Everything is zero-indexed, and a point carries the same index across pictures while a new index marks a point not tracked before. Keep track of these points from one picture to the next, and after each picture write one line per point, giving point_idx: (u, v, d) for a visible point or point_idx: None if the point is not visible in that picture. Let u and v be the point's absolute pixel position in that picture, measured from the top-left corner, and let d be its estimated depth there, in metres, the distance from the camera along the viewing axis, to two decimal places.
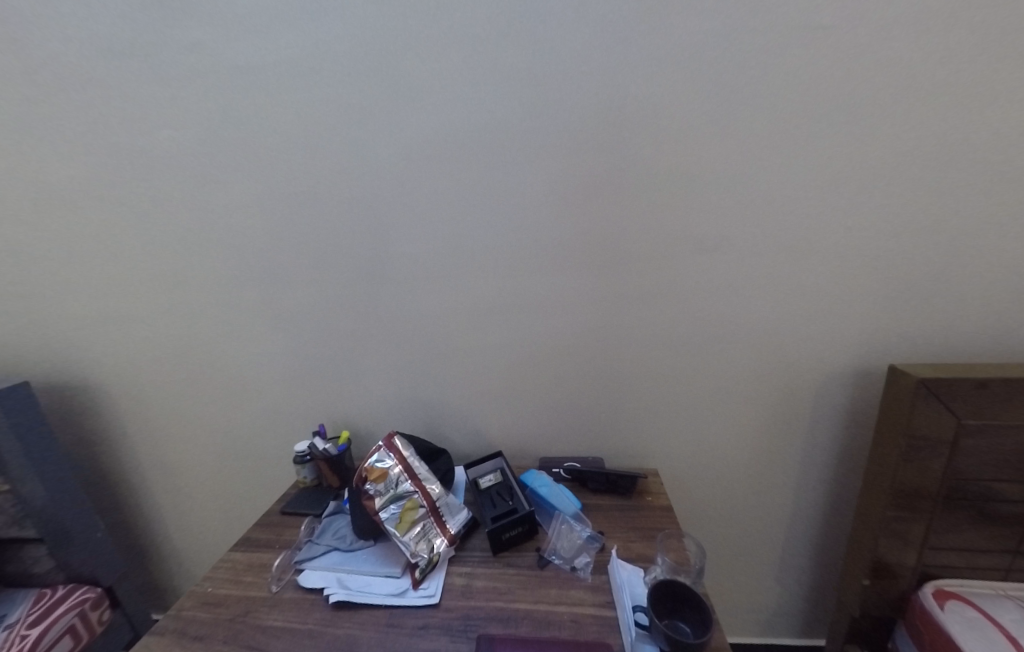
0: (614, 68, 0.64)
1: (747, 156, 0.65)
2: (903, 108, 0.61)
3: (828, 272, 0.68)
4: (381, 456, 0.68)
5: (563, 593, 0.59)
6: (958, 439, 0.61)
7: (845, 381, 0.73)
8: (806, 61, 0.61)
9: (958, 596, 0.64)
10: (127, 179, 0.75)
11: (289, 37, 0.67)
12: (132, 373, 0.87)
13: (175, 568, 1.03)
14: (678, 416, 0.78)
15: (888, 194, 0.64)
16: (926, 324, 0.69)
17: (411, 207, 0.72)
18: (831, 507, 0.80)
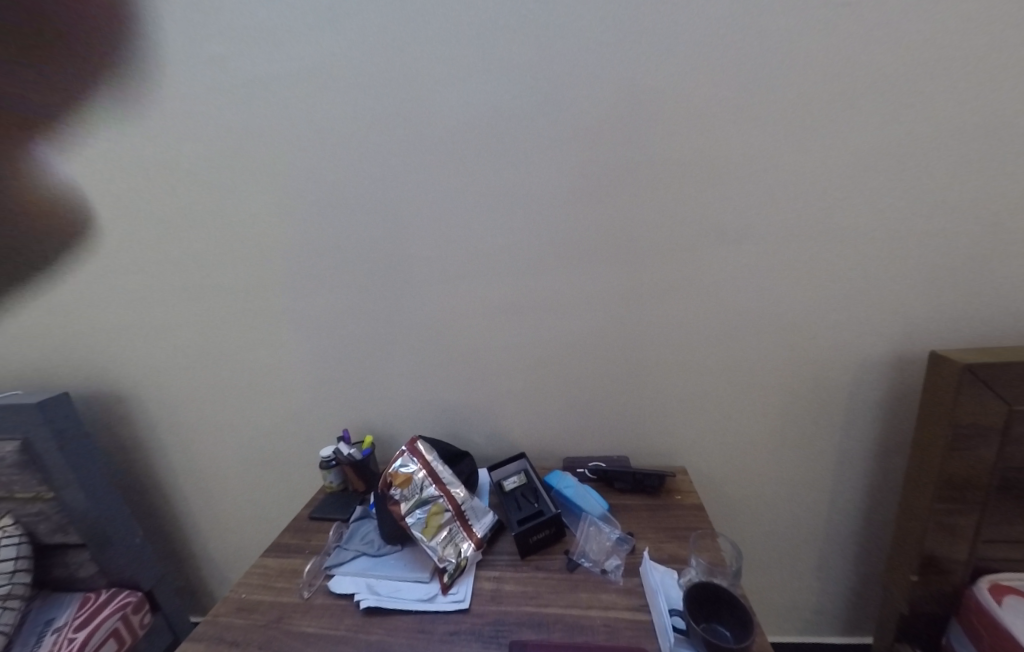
0: (636, 52, 0.60)
1: (777, 137, 0.61)
2: (953, 76, 0.56)
3: (867, 255, 0.64)
4: (404, 461, 0.67)
5: (596, 597, 0.57)
6: (1009, 426, 0.57)
7: (886, 369, 0.69)
8: (841, 32, 0.57)
9: (1015, 591, 0.60)
10: (145, 193, 0.76)
11: (301, 42, 0.65)
12: (161, 383, 0.88)
13: (211, 571, 1.05)
14: (707, 410, 0.75)
15: (930, 169, 0.60)
16: (974, 308, 0.64)
17: (426, 210, 0.71)
18: (873, 499, 0.76)
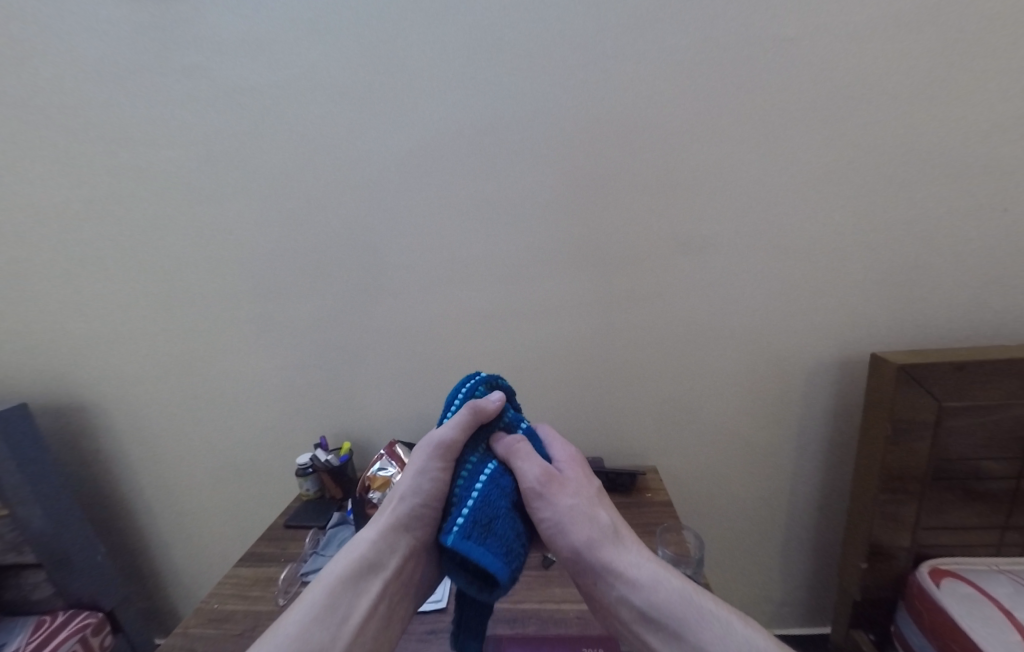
0: (602, 77, 0.65)
1: (731, 156, 0.66)
2: (885, 105, 0.63)
3: (815, 266, 0.69)
4: (383, 465, 0.73)
5: (568, 591, 0.60)
6: (940, 420, 0.63)
7: (834, 371, 0.74)
8: (784, 64, 0.62)
9: (953, 574, 0.65)
10: (120, 201, 0.76)
11: (283, 58, 0.68)
12: (132, 392, 0.87)
13: (181, 587, 1.03)
14: (674, 411, 0.79)
15: (867, 186, 0.66)
16: (909, 313, 0.70)
17: (405, 220, 0.73)
18: (827, 494, 0.81)
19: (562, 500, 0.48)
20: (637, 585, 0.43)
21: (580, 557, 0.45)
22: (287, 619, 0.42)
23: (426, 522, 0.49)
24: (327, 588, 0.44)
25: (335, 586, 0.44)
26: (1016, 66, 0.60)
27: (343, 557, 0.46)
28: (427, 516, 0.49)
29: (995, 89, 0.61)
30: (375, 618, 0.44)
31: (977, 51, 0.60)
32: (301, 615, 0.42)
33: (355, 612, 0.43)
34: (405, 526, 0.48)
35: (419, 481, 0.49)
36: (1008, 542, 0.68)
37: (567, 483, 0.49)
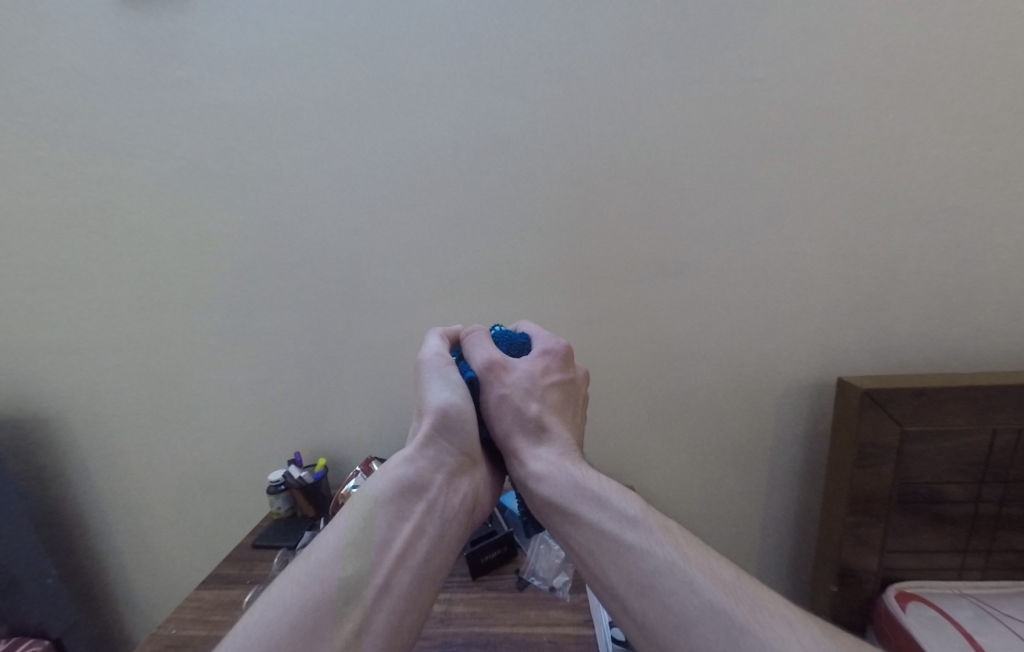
0: (586, 108, 0.68)
1: (706, 187, 0.69)
2: (847, 144, 0.67)
3: (785, 293, 0.72)
4: (358, 482, 0.72)
5: (542, 614, 0.59)
6: (903, 444, 0.65)
7: (805, 395, 0.76)
8: (755, 103, 0.66)
9: (918, 598, 0.67)
10: (101, 209, 0.75)
11: (272, 76, 0.70)
12: (97, 404, 0.84)
13: (138, 611, 0.98)
14: (651, 432, 0.80)
15: (832, 220, 0.69)
16: (875, 340, 0.73)
17: (390, 237, 0.74)
18: (800, 516, 0.82)
19: (498, 390, 0.51)
20: (534, 470, 0.47)
21: (503, 439, 0.51)
22: (318, 547, 0.43)
23: (455, 441, 0.48)
24: (362, 508, 0.45)
25: (369, 506, 0.45)
26: (964, 114, 0.65)
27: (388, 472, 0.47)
28: (458, 429, 0.48)
29: (946, 135, 0.65)
30: (416, 545, 0.43)
31: (928, 101, 0.65)
32: (334, 541, 0.43)
33: (392, 537, 0.43)
34: (434, 443, 0.48)
35: (443, 389, 0.49)
36: (969, 566, 0.69)
37: (506, 375, 0.51)
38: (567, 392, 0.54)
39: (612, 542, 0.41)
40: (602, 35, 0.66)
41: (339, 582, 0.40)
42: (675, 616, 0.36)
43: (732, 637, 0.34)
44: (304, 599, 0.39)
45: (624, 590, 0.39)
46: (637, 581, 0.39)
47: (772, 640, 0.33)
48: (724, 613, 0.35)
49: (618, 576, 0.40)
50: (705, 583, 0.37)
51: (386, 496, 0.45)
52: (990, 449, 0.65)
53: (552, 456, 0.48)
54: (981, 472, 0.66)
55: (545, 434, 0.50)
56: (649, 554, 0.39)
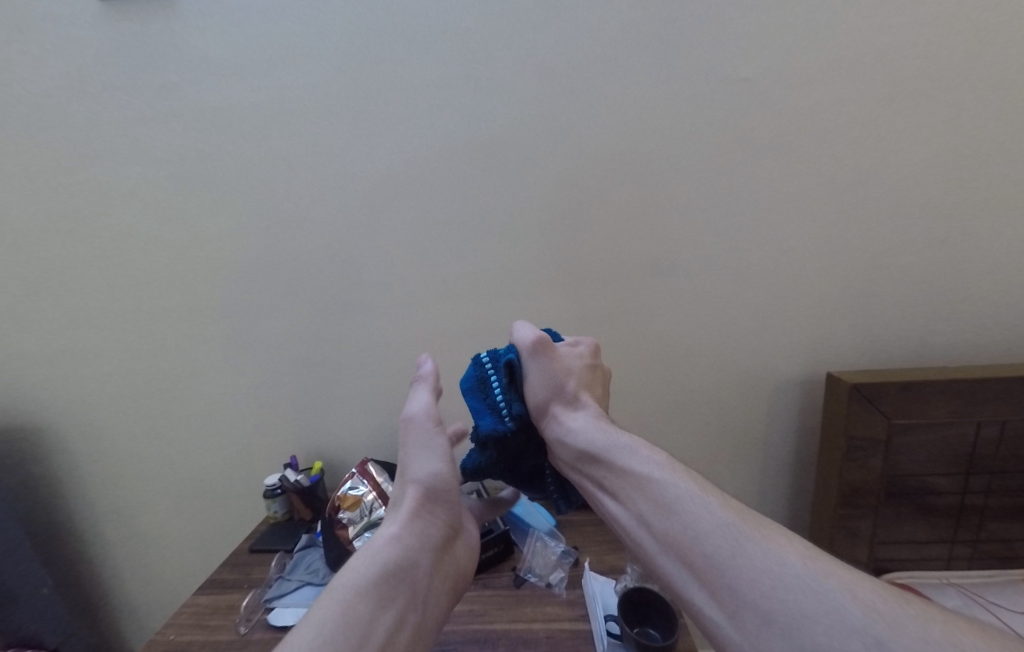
0: (573, 109, 0.69)
1: (693, 186, 0.70)
2: (829, 143, 0.68)
3: (773, 291, 0.74)
4: (354, 483, 0.72)
5: (539, 610, 0.59)
6: (891, 437, 0.66)
7: (795, 390, 0.77)
8: (738, 103, 0.67)
9: (908, 587, 0.68)
10: (91, 215, 0.75)
11: (260, 81, 0.70)
12: (90, 411, 0.84)
13: (135, 619, 0.98)
14: (645, 429, 0.81)
15: (817, 218, 0.71)
16: (862, 335, 0.75)
17: (381, 240, 0.74)
18: (792, 510, 0.83)
19: (540, 366, 0.53)
20: (571, 427, 0.50)
21: (541, 407, 0.52)
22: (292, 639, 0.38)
23: (439, 511, 0.50)
24: (341, 596, 0.41)
25: (351, 593, 0.41)
26: (944, 110, 0.66)
27: (365, 558, 0.44)
28: (440, 501, 0.50)
29: (925, 132, 0.67)
30: (400, 633, 0.41)
31: (908, 99, 0.66)
32: (311, 633, 0.38)
33: (377, 630, 0.40)
34: (417, 518, 0.48)
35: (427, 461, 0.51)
36: (956, 556, 0.71)
37: (552, 349, 0.54)
38: (598, 376, 0.57)
39: (638, 477, 0.43)
40: (587, 37, 0.66)
41: None
42: (689, 532, 0.37)
43: (738, 544, 0.35)
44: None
45: (647, 516, 0.41)
46: (660, 506, 0.40)
47: (773, 550, 0.34)
48: (734, 525, 0.36)
49: (643, 502, 0.41)
50: (716, 505, 0.38)
51: (369, 582, 0.42)
52: (976, 440, 0.66)
53: (586, 419, 0.50)
54: (967, 463, 0.67)
55: (579, 406, 0.52)
56: (672, 484, 0.41)
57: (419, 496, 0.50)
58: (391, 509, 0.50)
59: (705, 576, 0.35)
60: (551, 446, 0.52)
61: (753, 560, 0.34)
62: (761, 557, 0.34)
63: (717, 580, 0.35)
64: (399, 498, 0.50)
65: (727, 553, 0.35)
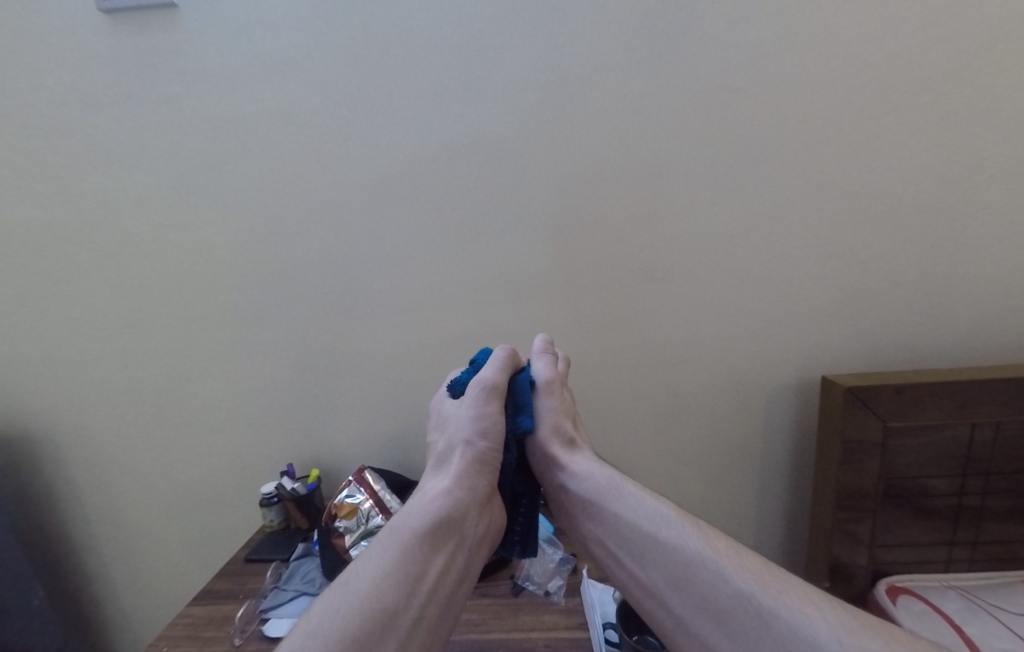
0: (570, 118, 0.69)
1: (689, 192, 0.71)
2: (823, 149, 0.69)
3: (769, 294, 0.74)
4: (351, 492, 0.71)
5: (538, 619, 0.59)
6: (886, 440, 0.67)
7: (792, 393, 0.78)
8: (732, 111, 0.68)
9: (908, 591, 0.68)
10: (87, 223, 0.75)
11: (259, 91, 0.70)
12: (86, 419, 0.83)
13: (128, 630, 0.96)
14: (643, 434, 0.81)
15: (812, 222, 0.71)
16: (858, 339, 0.75)
17: (379, 247, 0.74)
18: (791, 514, 0.83)
19: (545, 397, 0.56)
20: (573, 471, 0.50)
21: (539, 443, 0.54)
22: (353, 573, 0.38)
23: (485, 470, 0.50)
24: (397, 539, 0.41)
25: (407, 537, 0.41)
26: (936, 118, 0.67)
27: (411, 509, 0.44)
28: (488, 461, 0.50)
29: (916, 139, 0.68)
30: (447, 579, 0.41)
31: (898, 106, 0.67)
32: (371, 568, 0.38)
33: (429, 572, 0.40)
34: (468, 473, 0.48)
35: (477, 422, 0.51)
36: (955, 559, 0.71)
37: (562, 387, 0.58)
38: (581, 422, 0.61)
39: (648, 539, 0.42)
40: (584, 47, 0.67)
41: (378, 614, 0.35)
42: (713, 609, 0.36)
43: (763, 623, 0.34)
44: (344, 630, 0.34)
45: (660, 587, 0.39)
46: (673, 576, 0.39)
47: (801, 621, 0.33)
48: (753, 599, 0.35)
49: (658, 578, 0.40)
50: (734, 572, 0.37)
51: (425, 529, 0.42)
52: (970, 442, 0.66)
53: (582, 458, 0.52)
54: (963, 466, 0.67)
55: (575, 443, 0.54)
56: (681, 547, 0.40)
57: (467, 453, 0.49)
58: (439, 467, 0.50)
59: None
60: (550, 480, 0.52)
61: (781, 637, 0.32)
62: (789, 636, 0.32)
63: None
64: (448, 456, 0.50)
65: (755, 632, 0.34)
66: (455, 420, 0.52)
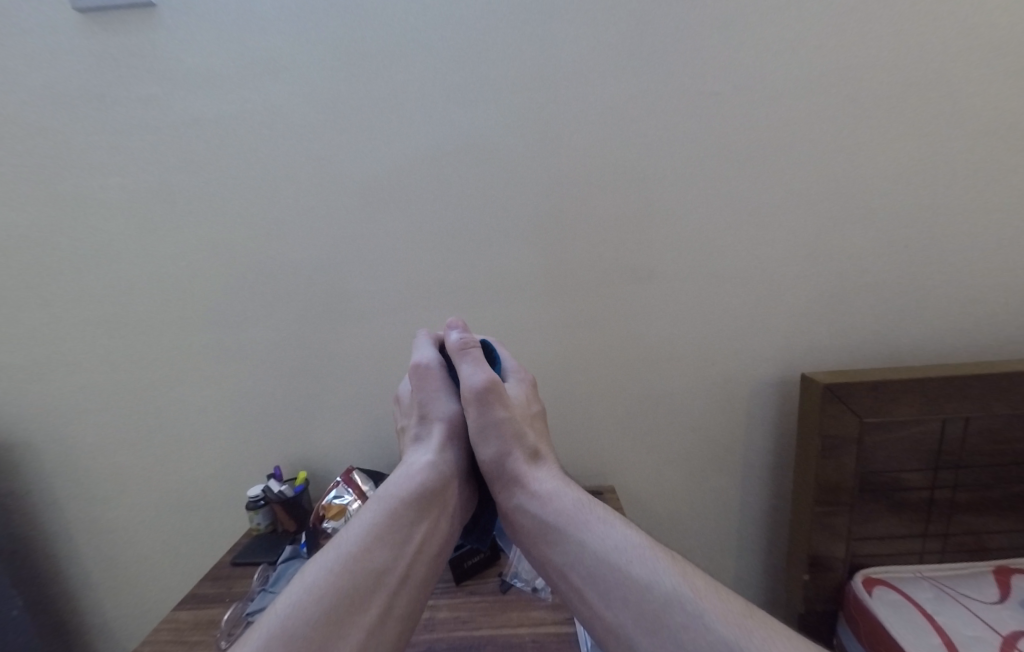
0: (557, 122, 0.70)
1: (672, 195, 0.72)
2: (800, 153, 0.71)
3: (750, 294, 0.76)
4: (339, 492, 0.72)
5: (525, 615, 0.60)
6: (862, 436, 0.69)
7: (773, 391, 0.80)
8: (714, 116, 0.70)
9: (883, 583, 0.70)
10: (66, 225, 0.74)
11: (245, 90, 0.70)
12: (65, 424, 0.82)
13: (111, 638, 0.95)
14: (629, 432, 0.82)
15: (791, 224, 0.73)
16: (835, 337, 0.77)
17: (367, 249, 0.75)
18: (773, 508, 0.85)
19: (477, 412, 0.54)
20: (535, 494, 0.51)
21: (491, 463, 0.54)
22: (344, 536, 0.46)
23: (462, 444, 0.58)
24: (385, 509, 0.48)
25: (393, 507, 0.48)
26: (908, 125, 0.69)
27: (395, 481, 0.51)
28: (459, 439, 0.58)
29: (889, 144, 0.70)
30: (431, 537, 0.49)
31: (871, 112, 0.69)
32: (359, 531, 0.46)
33: (413, 534, 0.48)
34: (446, 451, 0.56)
35: (448, 406, 0.58)
36: (928, 550, 0.73)
37: (506, 397, 0.55)
38: (542, 423, 0.60)
39: (617, 575, 0.42)
40: (569, 50, 0.68)
41: (366, 569, 0.43)
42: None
43: None
44: (338, 579, 0.42)
45: (629, 626, 0.39)
46: (644, 617, 0.39)
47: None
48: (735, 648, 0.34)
49: (628, 620, 0.40)
50: (714, 618, 0.37)
51: (410, 495, 0.50)
52: (942, 437, 0.69)
53: (544, 481, 0.52)
54: (935, 460, 0.70)
55: (538, 457, 0.55)
56: (654, 585, 0.40)
57: (445, 434, 0.57)
58: (417, 445, 0.56)
59: None
60: (507, 501, 0.52)
61: None
62: None
63: None
64: (425, 436, 0.57)
65: None
66: (418, 403, 0.59)
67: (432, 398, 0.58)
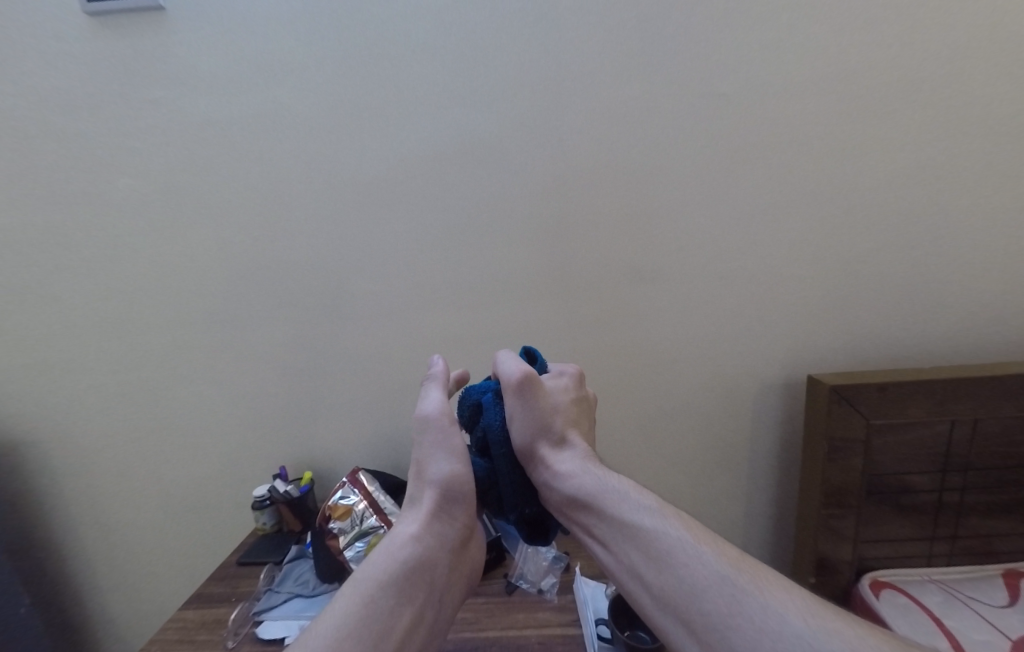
0: (561, 123, 0.70)
1: (677, 196, 0.72)
2: (806, 153, 0.70)
3: (756, 295, 0.75)
4: (346, 493, 0.72)
5: (531, 616, 0.60)
6: (869, 437, 0.69)
7: (779, 392, 0.79)
8: (718, 117, 0.70)
9: (891, 585, 0.69)
10: (74, 226, 0.75)
11: (252, 93, 0.70)
12: (73, 424, 0.83)
13: (117, 637, 0.95)
14: (634, 433, 0.82)
15: (797, 225, 0.73)
16: (841, 339, 0.77)
17: (372, 250, 0.75)
18: (779, 510, 0.85)
19: (517, 402, 0.51)
20: (558, 472, 0.49)
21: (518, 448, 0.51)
22: (313, 633, 0.38)
23: (457, 512, 0.50)
24: (363, 597, 0.41)
25: (372, 596, 0.41)
26: (915, 126, 0.69)
27: (378, 558, 0.44)
28: (459, 503, 0.50)
29: (895, 144, 0.70)
30: (413, 634, 0.42)
31: (877, 112, 0.69)
32: (330, 629, 0.38)
33: (395, 630, 0.40)
34: (440, 520, 0.49)
35: (451, 461, 0.49)
36: (936, 553, 0.73)
37: (540, 387, 0.52)
38: (581, 407, 0.57)
39: (630, 527, 0.42)
40: (574, 52, 0.68)
41: None
42: (685, 587, 0.37)
43: (736, 600, 0.34)
44: None
45: (638, 568, 0.40)
46: (652, 558, 0.40)
47: (770, 605, 0.33)
48: (727, 578, 0.36)
49: (637, 558, 0.41)
50: (711, 556, 0.37)
51: (390, 578, 0.42)
52: (950, 438, 0.68)
53: (568, 461, 0.50)
54: (944, 462, 0.69)
55: (565, 442, 0.52)
56: (661, 531, 0.40)
57: (443, 499, 0.49)
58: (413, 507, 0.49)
59: (701, 633, 0.35)
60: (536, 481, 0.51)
61: (750, 617, 0.33)
62: (758, 614, 0.33)
63: (711, 636, 0.34)
64: (421, 497, 0.49)
65: (727, 613, 0.34)
66: (420, 453, 0.51)
67: (433, 451, 0.50)
